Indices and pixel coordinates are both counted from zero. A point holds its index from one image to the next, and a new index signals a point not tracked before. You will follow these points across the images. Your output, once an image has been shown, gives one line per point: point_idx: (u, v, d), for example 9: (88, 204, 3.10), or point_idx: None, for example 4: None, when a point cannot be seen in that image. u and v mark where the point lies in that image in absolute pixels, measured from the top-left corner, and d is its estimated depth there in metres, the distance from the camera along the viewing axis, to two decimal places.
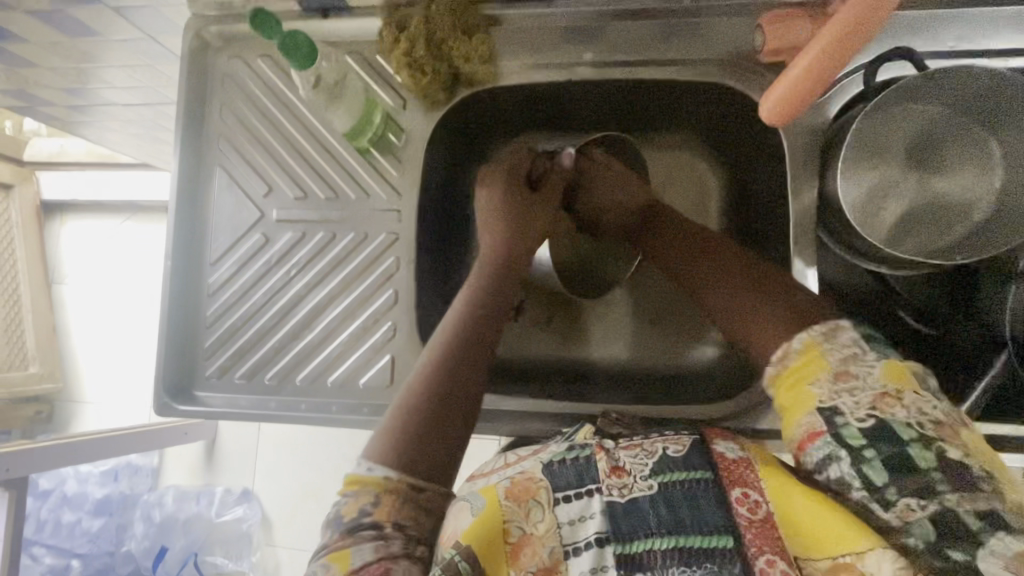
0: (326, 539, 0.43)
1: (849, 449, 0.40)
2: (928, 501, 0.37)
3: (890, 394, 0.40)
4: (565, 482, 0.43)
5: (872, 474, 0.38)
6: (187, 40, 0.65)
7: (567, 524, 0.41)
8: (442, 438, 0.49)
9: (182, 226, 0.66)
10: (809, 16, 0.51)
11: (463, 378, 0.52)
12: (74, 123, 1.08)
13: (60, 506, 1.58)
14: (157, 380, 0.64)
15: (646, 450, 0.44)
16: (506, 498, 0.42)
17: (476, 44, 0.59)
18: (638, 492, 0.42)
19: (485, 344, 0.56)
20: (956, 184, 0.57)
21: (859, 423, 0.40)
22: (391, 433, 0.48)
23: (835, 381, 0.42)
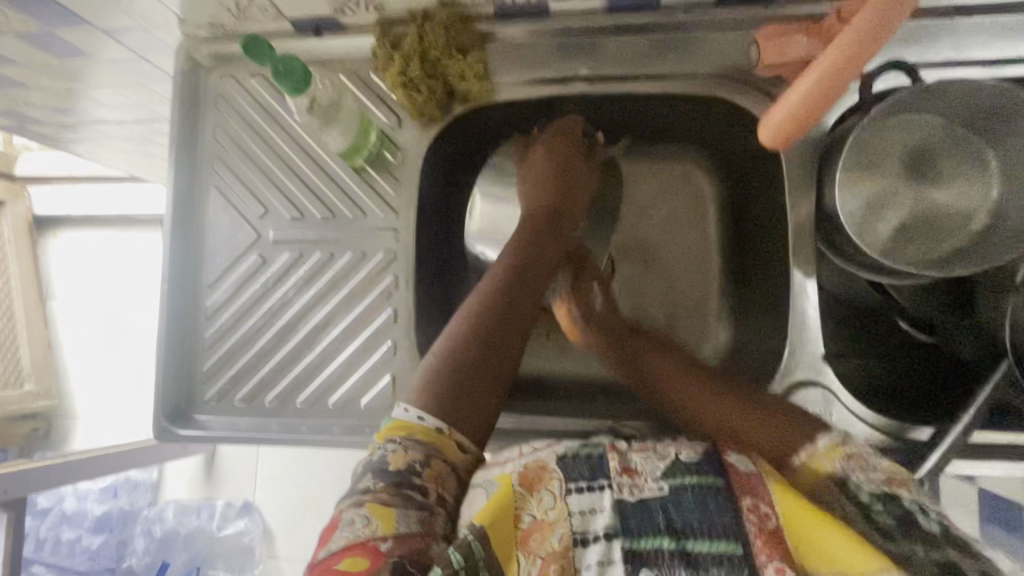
0: (369, 486, 0.42)
1: (860, 505, 0.40)
2: (935, 549, 0.36)
3: (897, 478, 0.42)
4: (578, 474, 0.43)
5: (879, 517, 0.39)
6: (179, 62, 0.65)
7: (578, 514, 0.40)
8: (483, 389, 0.51)
9: (178, 249, 0.65)
10: (802, 29, 0.51)
11: (504, 336, 0.55)
12: (66, 141, 1.08)
13: (60, 524, 1.60)
14: (156, 405, 0.64)
15: (658, 454, 0.45)
16: (520, 484, 0.42)
17: (471, 61, 0.59)
18: (649, 492, 0.42)
19: (528, 302, 0.58)
20: (947, 195, 0.58)
21: (871, 488, 0.40)
22: (440, 364, 0.51)
23: (850, 458, 0.44)
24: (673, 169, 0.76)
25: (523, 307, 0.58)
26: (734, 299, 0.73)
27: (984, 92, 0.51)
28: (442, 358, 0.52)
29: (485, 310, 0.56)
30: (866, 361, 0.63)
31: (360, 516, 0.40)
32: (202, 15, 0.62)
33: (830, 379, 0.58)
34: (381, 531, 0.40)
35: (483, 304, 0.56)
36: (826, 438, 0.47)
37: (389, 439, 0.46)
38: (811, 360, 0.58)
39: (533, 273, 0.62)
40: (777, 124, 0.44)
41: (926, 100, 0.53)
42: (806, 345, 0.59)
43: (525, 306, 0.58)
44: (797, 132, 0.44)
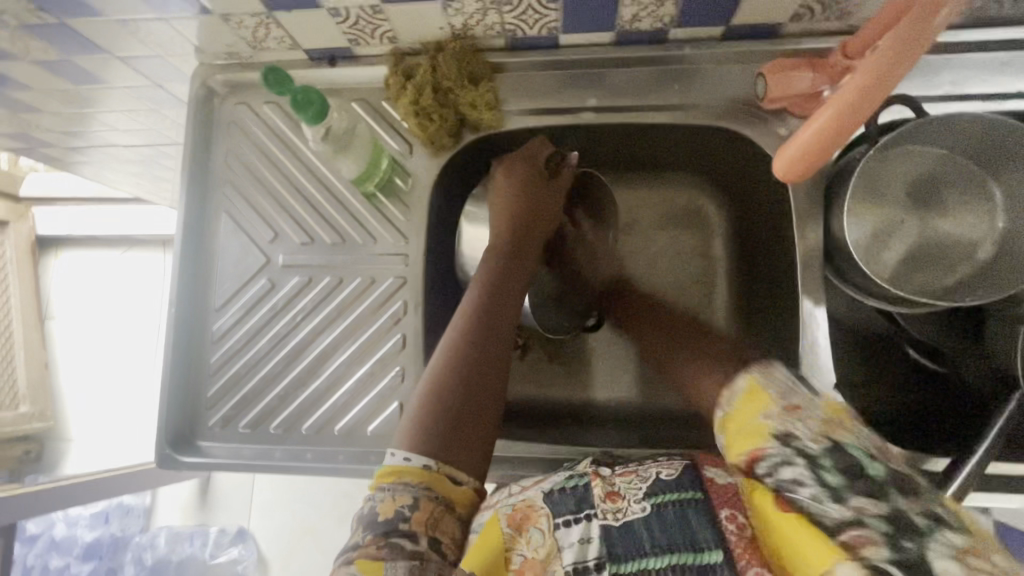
0: (358, 540, 0.43)
1: (806, 455, 0.39)
2: (884, 502, 0.36)
3: (835, 422, 0.42)
4: (565, 508, 0.42)
5: (827, 476, 0.37)
6: (194, 89, 0.66)
7: (570, 548, 0.40)
8: (471, 437, 0.50)
9: (187, 273, 0.66)
10: (809, 63, 0.52)
11: (484, 375, 0.53)
12: (75, 163, 1.09)
13: (48, 551, 1.55)
14: (158, 432, 0.63)
15: (640, 476, 0.44)
16: (507, 525, 0.42)
17: (482, 91, 0.60)
18: (632, 514, 0.41)
19: (496, 354, 0.55)
20: (958, 225, 0.59)
21: (815, 441, 0.39)
22: (416, 424, 0.50)
23: (787, 412, 0.42)
24: (679, 196, 0.76)
25: (501, 342, 0.56)
26: (743, 327, 0.72)
27: (988, 124, 0.52)
28: (416, 421, 0.50)
29: (451, 360, 0.53)
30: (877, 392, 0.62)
31: (349, 573, 0.41)
32: (218, 45, 0.63)
33: None
34: None
35: (449, 355, 0.54)
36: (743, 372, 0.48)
37: (379, 487, 0.46)
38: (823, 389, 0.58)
39: (499, 314, 0.58)
40: (791, 156, 0.43)
41: (932, 131, 0.54)
42: (816, 373, 0.58)
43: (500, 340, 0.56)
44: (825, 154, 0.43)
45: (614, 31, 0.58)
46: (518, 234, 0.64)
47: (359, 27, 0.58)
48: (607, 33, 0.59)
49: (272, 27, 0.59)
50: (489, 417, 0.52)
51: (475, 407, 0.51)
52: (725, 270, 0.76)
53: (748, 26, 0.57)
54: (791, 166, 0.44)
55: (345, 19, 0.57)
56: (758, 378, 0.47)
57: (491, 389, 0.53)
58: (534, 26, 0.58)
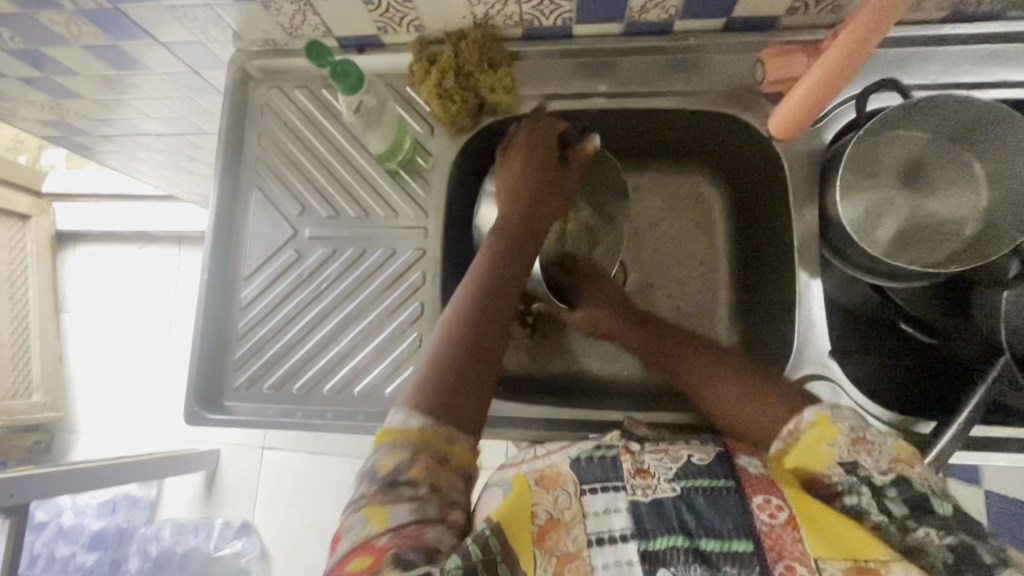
0: (362, 491, 0.43)
1: (872, 485, 0.44)
2: (947, 533, 0.40)
3: (902, 459, 0.46)
4: (593, 476, 0.46)
5: (891, 506, 0.43)
6: (231, 73, 0.71)
7: (593, 515, 0.43)
8: (463, 405, 0.48)
9: (220, 243, 0.69)
10: (804, 50, 0.57)
11: (486, 334, 0.52)
12: (103, 152, 1.14)
13: (54, 539, 1.56)
14: (187, 390, 0.66)
15: (671, 457, 0.48)
16: (536, 485, 0.45)
17: (500, 76, 0.65)
18: (662, 493, 0.45)
19: (493, 327, 0.53)
20: (947, 204, 0.62)
21: (881, 474, 0.45)
22: (415, 384, 0.49)
23: (853, 443, 0.46)
24: (681, 182, 0.80)
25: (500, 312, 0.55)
26: (742, 307, 0.76)
27: (969, 106, 0.56)
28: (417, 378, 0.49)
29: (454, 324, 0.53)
30: (871, 363, 0.66)
31: (356, 521, 0.41)
32: (257, 32, 0.68)
33: (837, 374, 0.61)
34: (376, 531, 0.40)
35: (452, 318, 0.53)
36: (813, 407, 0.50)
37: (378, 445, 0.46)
38: (817, 356, 0.61)
39: (505, 287, 0.56)
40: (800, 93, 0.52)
41: (917, 114, 0.58)
42: (810, 342, 0.62)
43: (503, 302, 0.55)
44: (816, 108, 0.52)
45: (624, 22, 0.63)
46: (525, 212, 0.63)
47: (389, 16, 0.63)
48: (618, 24, 0.63)
49: (308, 15, 0.64)
50: (483, 391, 0.50)
51: (468, 376, 0.49)
52: (724, 254, 0.79)
53: (748, 18, 0.62)
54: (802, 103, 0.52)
55: (377, 7, 0.62)
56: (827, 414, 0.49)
57: (484, 364, 0.51)
58: (550, 16, 0.62)
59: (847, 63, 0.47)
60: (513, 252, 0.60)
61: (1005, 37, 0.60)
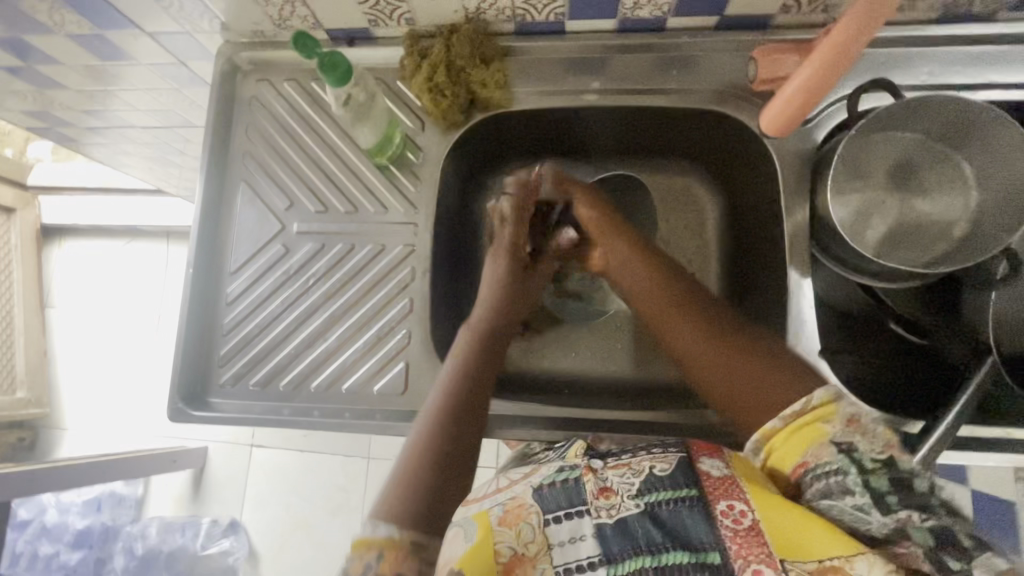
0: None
1: (858, 464, 0.44)
2: (930, 516, 0.40)
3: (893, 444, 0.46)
4: (556, 504, 0.45)
5: (874, 482, 0.43)
6: (219, 65, 0.70)
7: (559, 545, 0.43)
8: (440, 501, 0.51)
9: (206, 237, 0.68)
10: (796, 49, 0.57)
11: (461, 445, 0.55)
12: (90, 145, 1.12)
13: (38, 538, 1.54)
14: (171, 387, 0.65)
15: (632, 470, 0.47)
16: (499, 524, 0.44)
17: (492, 71, 0.64)
18: (626, 510, 0.44)
19: (470, 422, 0.57)
20: (935, 206, 0.63)
21: (874, 453, 0.44)
22: (394, 493, 0.51)
23: (846, 424, 0.47)
24: (675, 180, 0.79)
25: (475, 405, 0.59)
26: (733, 305, 0.75)
27: (961, 107, 0.56)
28: (393, 493, 0.51)
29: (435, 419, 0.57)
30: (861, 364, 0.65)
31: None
32: (245, 23, 0.67)
33: (826, 373, 0.61)
34: None
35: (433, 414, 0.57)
36: (821, 391, 0.49)
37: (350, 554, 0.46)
38: (807, 356, 0.61)
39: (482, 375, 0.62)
40: (789, 93, 0.52)
41: (909, 115, 0.58)
42: (800, 342, 0.62)
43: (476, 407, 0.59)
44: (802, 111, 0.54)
45: (617, 18, 0.63)
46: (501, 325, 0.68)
47: (379, 8, 0.62)
48: (611, 20, 0.63)
49: (297, 6, 0.63)
50: (456, 483, 0.53)
51: (445, 471, 0.53)
52: (717, 253, 0.79)
53: (740, 17, 0.61)
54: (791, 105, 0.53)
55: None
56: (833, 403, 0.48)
57: (460, 455, 0.55)
58: (542, 11, 0.62)
59: (834, 65, 0.48)
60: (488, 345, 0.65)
61: (997, 39, 0.60)
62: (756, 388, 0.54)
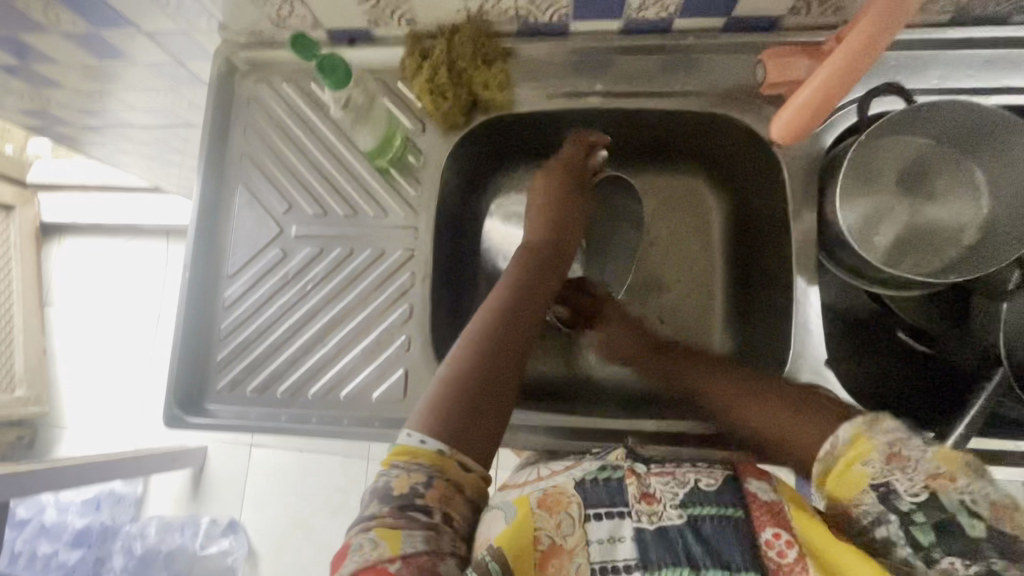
0: (373, 511, 0.43)
1: (898, 511, 0.40)
2: (974, 562, 0.37)
3: (943, 475, 0.39)
4: (597, 500, 0.45)
5: (919, 536, 0.39)
6: (217, 65, 0.69)
7: (597, 543, 0.43)
8: (485, 421, 0.49)
9: (203, 240, 0.67)
10: (806, 52, 0.56)
11: (511, 363, 0.53)
12: (88, 143, 1.11)
13: (37, 537, 1.53)
14: (167, 392, 0.64)
15: (678, 479, 0.46)
16: (538, 507, 0.44)
17: (495, 72, 0.63)
18: (668, 520, 0.43)
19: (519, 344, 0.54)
20: (947, 210, 0.61)
21: (912, 496, 0.39)
22: (435, 406, 0.49)
23: (888, 461, 0.40)
24: (678, 183, 0.78)
25: (525, 328, 0.56)
26: (737, 310, 0.74)
27: (972, 111, 0.54)
28: (437, 393, 0.50)
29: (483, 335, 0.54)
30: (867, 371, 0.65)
31: (367, 540, 0.41)
32: (243, 22, 0.66)
33: (831, 382, 0.60)
34: (388, 554, 0.40)
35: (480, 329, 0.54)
36: (847, 424, 0.42)
37: (392, 464, 0.45)
38: (813, 365, 0.60)
39: (531, 302, 0.58)
40: (805, 94, 0.49)
41: (920, 119, 0.57)
42: (806, 351, 0.61)
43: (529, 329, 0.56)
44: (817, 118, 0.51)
45: (622, 19, 0.61)
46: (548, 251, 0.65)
47: (380, 8, 0.61)
48: (616, 21, 0.62)
49: (295, 5, 0.61)
50: (503, 409, 0.51)
51: (494, 391, 0.51)
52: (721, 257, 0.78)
53: (749, 18, 0.60)
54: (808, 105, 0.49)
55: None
56: (866, 436, 0.41)
57: (507, 377, 0.52)
58: (546, 12, 0.60)
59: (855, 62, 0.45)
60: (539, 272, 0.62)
61: (1011, 42, 0.59)
62: (788, 425, 0.50)
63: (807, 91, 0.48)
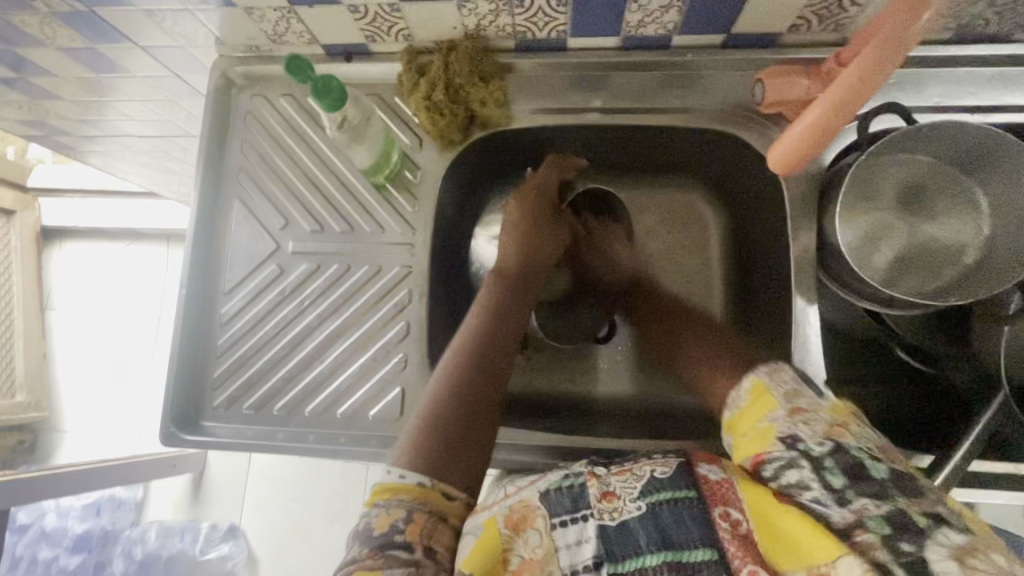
0: (355, 555, 0.42)
1: (810, 458, 0.41)
2: (884, 503, 0.38)
3: (839, 424, 0.43)
4: (563, 508, 0.43)
5: (832, 478, 0.40)
6: (213, 80, 0.68)
7: (565, 549, 0.42)
8: (467, 451, 0.50)
9: (199, 257, 0.67)
10: (805, 72, 0.55)
11: (487, 387, 0.55)
12: (88, 152, 1.11)
13: (37, 542, 1.53)
14: (164, 410, 0.64)
15: (635, 474, 0.45)
16: (506, 527, 0.42)
17: (492, 89, 0.63)
18: (628, 513, 0.42)
19: (496, 371, 0.56)
20: (945, 231, 0.61)
21: (818, 445, 0.41)
22: (418, 443, 0.49)
23: (790, 414, 0.44)
24: (678, 197, 0.78)
25: (500, 355, 0.58)
26: (737, 326, 0.74)
27: (973, 133, 0.54)
28: (417, 428, 0.51)
29: (461, 365, 0.55)
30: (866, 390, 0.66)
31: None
32: (240, 38, 0.65)
33: None
34: None
35: (457, 360, 0.56)
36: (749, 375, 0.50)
37: (374, 504, 0.45)
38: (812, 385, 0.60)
39: (505, 328, 0.60)
40: (801, 129, 0.49)
41: (922, 138, 0.56)
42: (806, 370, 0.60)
43: (502, 353, 0.58)
44: (838, 125, 0.47)
45: (621, 36, 0.61)
46: (524, 275, 0.67)
47: (377, 25, 0.60)
48: (615, 37, 0.61)
49: (292, 22, 0.61)
50: (484, 436, 0.52)
51: (472, 420, 0.52)
52: (720, 271, 0.77)
53: (748, 35, 0.60)
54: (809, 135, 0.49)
55: (364, 16, 0.59)
56: (763, 379, 0.49)
57: (487, 406, 0.53)
58: (544, 28, 0.60)
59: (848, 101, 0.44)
60: (512, 296, 0.64)
61: (1013, 60, 0.58)
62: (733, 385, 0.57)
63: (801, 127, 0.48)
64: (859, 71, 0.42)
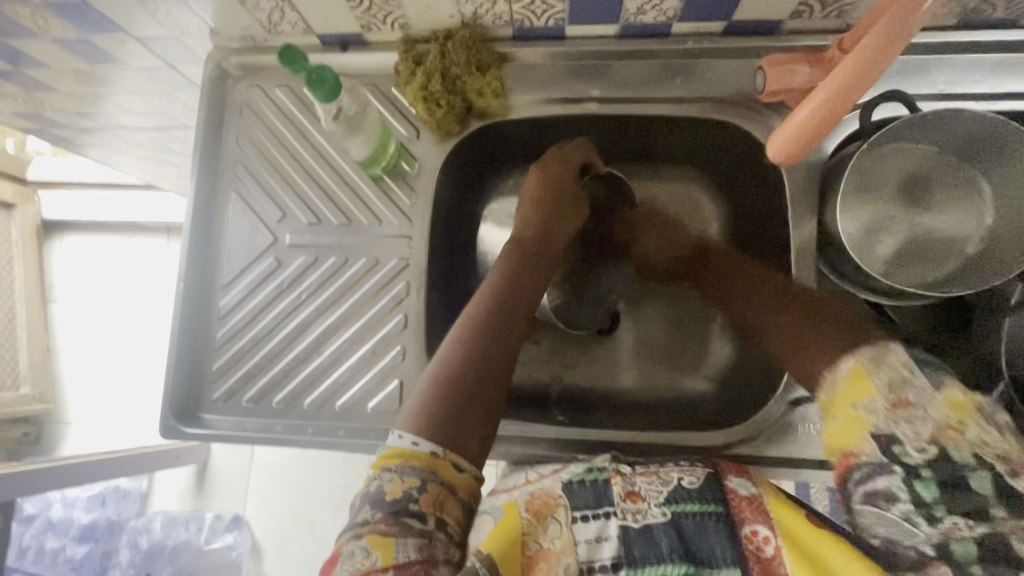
0: (367, 518, 0.42)
1: (901, 463, 0.39)
2: (978, 523, 0.36)
3: (954, 424, 0.40)
4: (584, 502, 0.43)
5: (919, 487, 0.38)
6: (208, 70, 0.68)
7: (585, 543, 0.41)
8: (475, 422, 0.50)
9: (197, 250, 0.67)
10: (805, 60, 0.54)
11: (493, 363, 0.54)
12: (85, 145, 1.10)
13: (43, 532, 1.56)
14: (165, 403, 0.64)
15: (661, 478, 0.45)
16: (527, 511, 0.43)
17: (489, 79, 0.62)
18: (651, 518, 0.42)
19: (509, 346, 0.56)
20: (946, 221, 0.60)
21: (919, 452, 0.39)
22: (425, 409, 0.49)
23: (891, 408, 0.42)
24: (677, 187, 0.78)
25: (513, 332, 0.57)
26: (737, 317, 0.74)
27: (975, 121, 0.53)
28: (426, 395, 0.50)
29: (475, 336, 0.54)
30: None
31: (360, 548, 0.40)
32: (234, 28, 0.64)
33: None
34: (381, 563, 0.39)
35: (472, 331, 0.55)
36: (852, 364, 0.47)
37: (384, 469, 0.45)
38: None
39: (519, 303, 0.59)
40: (805, 113, 0.47)
41: (923, 127, 0.55)
42: None
43: (515, 329, 0.57)
44: (856, 94, 0.43)
45: (620, 23, 0.60)
46: (538, 247, 0.65)
47: (372, 14, 0.60)
48: (614, 25, 0.60)
49: (286, 11, 0.60)
50: (490, 412, 0.52)
51: (483, 392, 0.51)
52: None
53: (750, 23, 0.59)
54: (816, 120, 0.46)
55: (359, 5, 0.58)
56: (865, 368, 0.46)
57: (498, 379, 0.53)
58: (541, 16, 0.59)
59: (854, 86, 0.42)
60: (527, 271, 0.62)
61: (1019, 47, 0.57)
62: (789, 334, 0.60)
63: (806, 109, 0.47)
64: (869, 46, 0.40)
